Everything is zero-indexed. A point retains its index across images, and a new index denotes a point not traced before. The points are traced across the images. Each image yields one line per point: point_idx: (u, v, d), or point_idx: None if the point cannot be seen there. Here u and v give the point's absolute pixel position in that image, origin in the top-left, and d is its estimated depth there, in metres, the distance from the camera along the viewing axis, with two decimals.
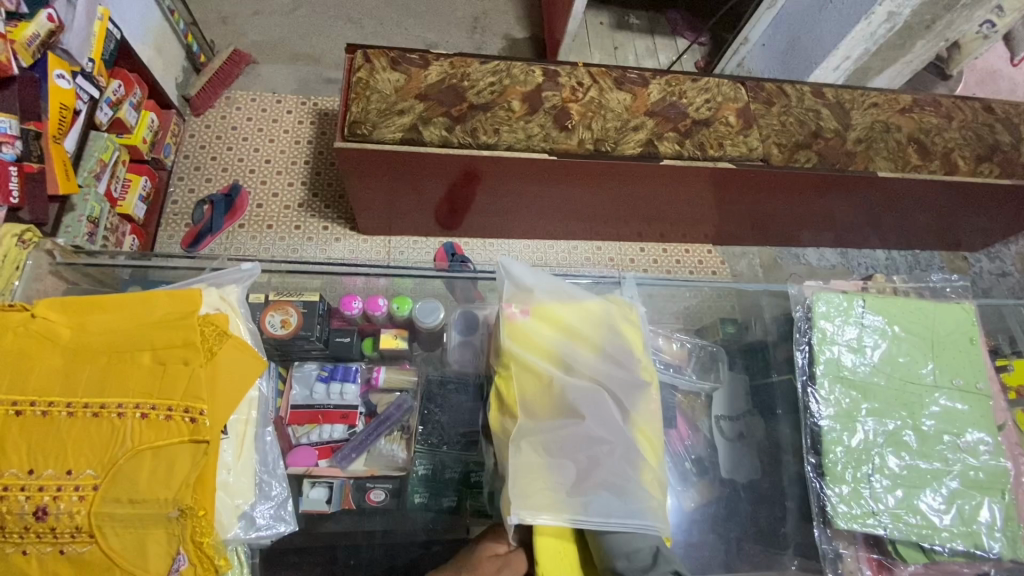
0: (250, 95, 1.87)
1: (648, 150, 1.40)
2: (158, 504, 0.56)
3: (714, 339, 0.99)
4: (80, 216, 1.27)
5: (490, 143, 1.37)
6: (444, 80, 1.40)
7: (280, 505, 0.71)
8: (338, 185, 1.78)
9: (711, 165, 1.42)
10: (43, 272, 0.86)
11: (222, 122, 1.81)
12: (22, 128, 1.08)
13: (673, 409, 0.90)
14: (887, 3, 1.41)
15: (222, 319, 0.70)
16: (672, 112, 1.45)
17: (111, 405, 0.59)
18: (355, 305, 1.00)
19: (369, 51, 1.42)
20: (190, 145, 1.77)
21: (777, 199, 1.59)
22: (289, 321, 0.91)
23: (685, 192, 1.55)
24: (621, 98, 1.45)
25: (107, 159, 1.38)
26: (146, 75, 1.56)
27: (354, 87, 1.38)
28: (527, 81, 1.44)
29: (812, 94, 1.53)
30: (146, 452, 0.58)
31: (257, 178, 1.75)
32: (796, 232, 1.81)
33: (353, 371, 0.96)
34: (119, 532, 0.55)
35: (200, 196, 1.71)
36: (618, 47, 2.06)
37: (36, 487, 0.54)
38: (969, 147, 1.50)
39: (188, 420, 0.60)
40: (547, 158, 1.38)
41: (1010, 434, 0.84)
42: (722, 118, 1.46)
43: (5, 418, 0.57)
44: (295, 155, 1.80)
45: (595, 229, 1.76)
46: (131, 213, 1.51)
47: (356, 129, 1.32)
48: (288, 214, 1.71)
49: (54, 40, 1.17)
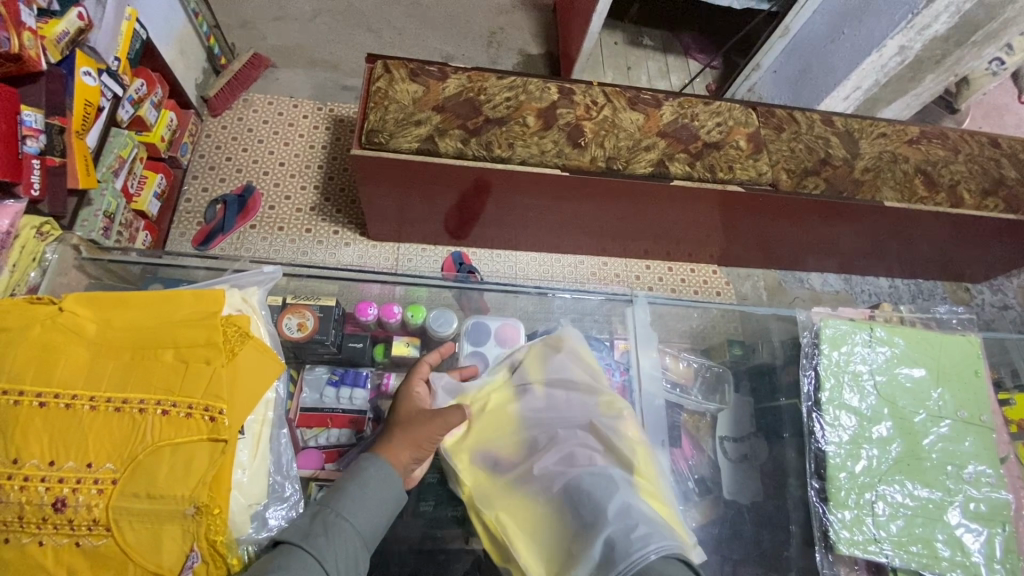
0: (267, 98, 1.89)
1: (658, 170, 1.43)
2: (174, 500, 0.57)
3: (721, 360, 1.00)
4: (97, 211, 1.28)
5: (504, 157, 1.39)
6: (461, 93, 1.43)
7: (293, 507, 0.72)
8: (351, 190, 1.80)
9: (720, 188, 1.44)
10: (68, 267, 0.88)
11: (238, 124, 1.84)
12: (47, 123, 1.09)
13: (678, 428, 0.91)
14: (898, 37, 1.44)
15: (245, 320, 0.72)
16: (683, 134, 1.47)
17: (133, 401, 0.60)
18: (370, 312, 1.01)
19: (389, 61, 1.45)
20: (207, 145, 1.79)
21: (784, 223, 1.61)
22: (305, 325, 0.93)
23: (693, 213, 1.57)
24: (634, 118, 1.48)
25: (126, 156, 1.40)
26: (168, 75, 1.58)
27: (373, 96, 1.40)
28: (542, 97, 1.46)
29: (822, 122, 1.55)
30: (166, 448, 0.59)
31: (270, 180, 1.77)
32: (801, 257, 1.82)
33: (364, 377, 0.97)
34: (135, 527, 0.56)
35: (213, 196, 1.72)
36: (631, 67, 2.10)
37: (55, 479, 0.56)
38: (975, 180, 1.53)
39: (207, 418, 0.61)
40: (559, 174, 1.40)
41: (1012, 467, 0.85)
42: (733, 142, 1.48)
43: (29, 410, 0.58)
44: (309, 159, 1.82)
45: (602, 245, 1.78)
46: (145, 210, 1.53)
47: (373, 137, 1.35)
48: (299, 217, 1.73)
49: (82, 37, 1.19)
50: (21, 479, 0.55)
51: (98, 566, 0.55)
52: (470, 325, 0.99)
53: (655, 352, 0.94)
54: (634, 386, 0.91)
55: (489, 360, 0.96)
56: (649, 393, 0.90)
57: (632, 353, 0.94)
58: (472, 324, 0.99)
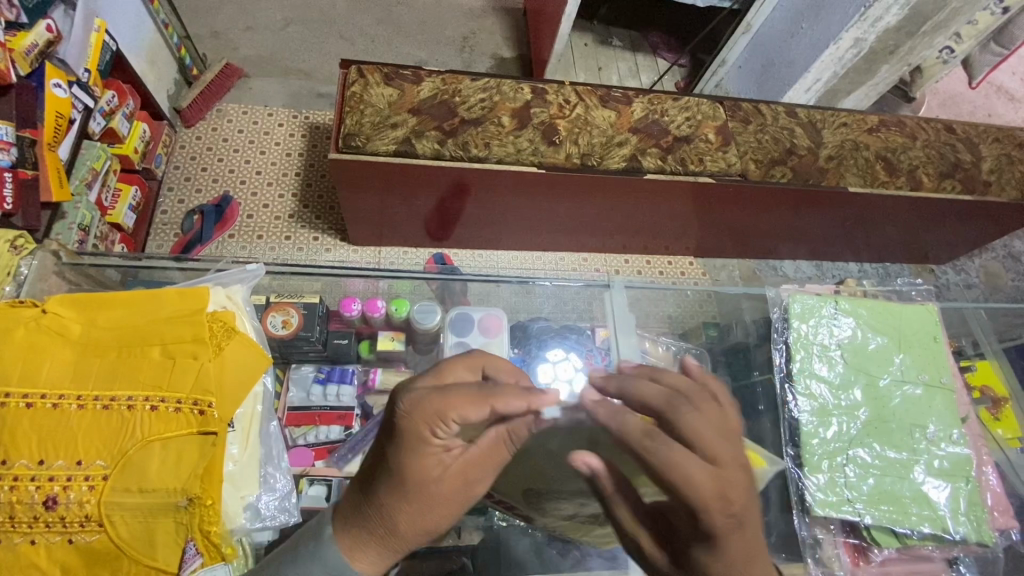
0: (242, 108, 1.89)
1: (632, 164, 1.47)
2: (167, 493, 0.60)
3: (698, 342, 1.05)
4: (71, 224, 1.28)
5: (481, 156, 1.41)
6: (436, 95, 1.45)
7: (284, 497, 0.74)
8: (330, 196, 1.80)
9: (691, 180, 1.48)
10: (48, 273, 0.87)
11: (213, 134, 1.83)
12: (18, 136, 1.09)
13: None
14: (853, 30, 1.51)
15: (231, 316, 0.73)
16: (654, 129, 1.52)
17: (120, 398, 0.63)
18: (354, 308, 1.03)
19: (363, 66, 1.47)
20: (181, 156, 1.78)
21: (754, 214, 1.67)
22: (290, 322, 0.95)
23: (666, 206, 1.62)
24: (606, 115, 1.52)
25: (99, 168, 1.39)
26: (139, 86, 1.58)
27: (348, 101, 1.42)
28: (516, 97, 1.49)
29: (786, 114, 1.61)
30: (155, 443, 0.62)
31: (247, 190, 1.77)
32: (774, 245, 1.88)
33: (350, 373, 1.01)
34: (128, 521, 0.59)
35: (190, 206, 1.72)
36: (602, 68, 2.15)
37: (46, 478, 0.58)
38: (932, 164, 1.59)
39: (197, 411, 0.64)
40: (535, 171, 1.43)
41: (972, 425, 0.90)
42: (702, 136, 1.53)
43: (16, 410, 0.60)
44: (286, 167, 1.83)
45: (581, 241, 1.82)
46: (120, 222, 1.51)
47: (350, 141, 1.36)
48: (279, 224, 1.74)
49: (51, 50, 1.19)
50: (11, 479, 0.57)
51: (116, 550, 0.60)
52: (453, 315, 1.00)
53: (635, 336, 0.93)
54: (617, 368, 0.90)
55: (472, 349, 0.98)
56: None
57: (613, 339, 0.93)
58: (455, 315, 1.00)
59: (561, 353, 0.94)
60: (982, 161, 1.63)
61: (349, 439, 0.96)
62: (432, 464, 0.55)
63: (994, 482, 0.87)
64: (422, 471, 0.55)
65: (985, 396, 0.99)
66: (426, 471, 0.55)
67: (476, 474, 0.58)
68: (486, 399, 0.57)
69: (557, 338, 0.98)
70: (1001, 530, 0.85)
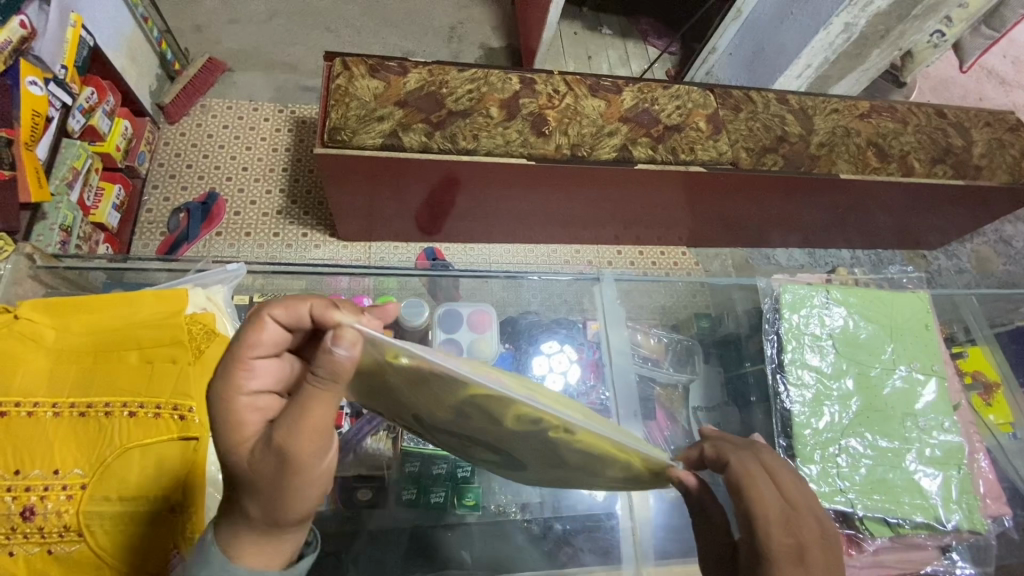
0: (226, 103, 1.86)
1: (622, 155, 1.45)
2: (148, 502, 0.60)
3: (689, 334, 1.05)
4: (52, 225, 1.26)
5: (470, 149, 1.40)
6: (423, 87, 1.43)
7: None
8: (318, 192, 1.78)
9: (683, 169, 1.47)
10: (22, 277, 0.85)
11: (197, 130, 1.80)
12: None
13: (652, 400, 0.94)
14: (843, 14, 1.50)
15: (211, 318, 0.72)
16: (644, 118, 1.50)
17: (97, 405, 0.62)
18: None
19: (348, 59, 1.44)
20: (166, 153, 1.75)
21: (745, 202, 1.66)
22: None
23: (658, 195, 1.60)
24: (596, 105, 1.50)
25: (80, 167, 1.36)
26: (120, 82, 1.54)
27: (333, 94, 1.39)
28: (504, 88, 1.47)
29: (777, 101, 1.60)
30: (135, 450, 0.61)
31: (234, 186, 1.74)
32: (766, 233, 1.88)
33: None
34: (109, 531, 0.59)
35: (176, 205, 1.69)
36: (592, 56, 2.12)
37: (23, 488, 0.58)
38: (924, 150, 1.59)
39: (177, 417, 0.63)
40: (524, 163, 1.42)
41: (964, 413, 0.91)
42: (693, 124, 1.52)
43: None
44: (272, 163, 1.80)
45: (573, 233, 1.80)
46: (104, 222, 1.48)
47: (336, 135, 1.34)
48: (266, 221, 1.71)
49: (25, 46, 1.15)
50: None
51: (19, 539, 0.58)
52: (442, 312, 0.98)
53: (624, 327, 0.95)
54: (606, 361, 0.92)
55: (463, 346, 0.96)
56: (622, 367, 0.91)
57: (603, 332, 0.95)
58: (444, 311, 0.99)
59: (556, 344, 0.97)
60: (973, 146, 1.62)
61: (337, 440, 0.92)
62: (243, 432, 0.52)
63: (986, 469, 0.87)
64: (230, 441, 0.52)
65: (978, 381, 0.99)
66: (238, 438, 0.52)
67: (285, 428, 0.49)
68: (259, 318, 0.54)
69: (546, 328, 1.00)
70: (993, 516, 0.85)
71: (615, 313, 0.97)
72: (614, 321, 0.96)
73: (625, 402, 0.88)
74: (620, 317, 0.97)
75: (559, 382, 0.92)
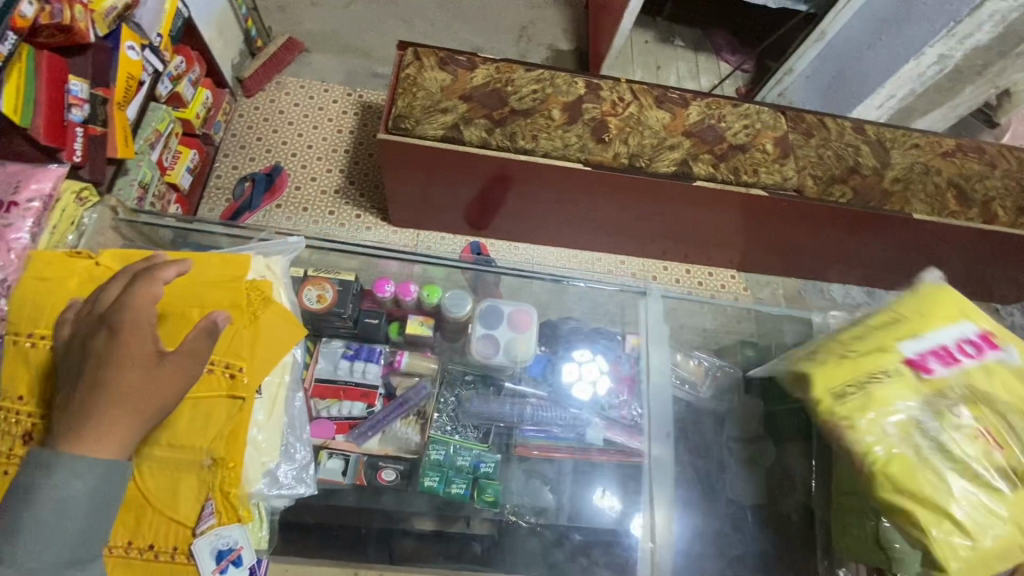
0: (300, 82, 1.94)
1: (682, 169, 1.42)
2: (193, 451, 0.66)
3: (734, 360, 1.02)
4: (133, 181, 1.34)
5: (528, 148, 1.40)
6: (489, 83, 1.45)
7: (303, 469, 0.76)
8: (375, 175, 1.83)
9: (743, 191, 1.43)
10: (104, 228, 1.03)
11: (270, 106, 1.88)
12: (91, 93, 1.16)
13: (682, 424, 0.95)
14: (937, 45, 1.41)
15: (268, 285, 0.76)
16: (709, 134, 1.47)
17: (157, 355, 0.69)
18: (387, 289, 1.05)
19: (419, 50, 1.47)
20: (239, 124, 1.84)
21: (806, 232, 1.59)
22: (324, 297, 0.98)
23: (713, 215, 1.56)
24: (660, 116, 1.48)
25: (163, 129, 1.45)
26: (207, 54, 1.64)
27: (401, 83, 1.43)
28: (569, 91, 1.47)
29: (853, 130, 1.53)
30: (188, 400, 0.68)
31: (297, 162, 1.82)
32: (824, 266, 1.80)
33: (377, 353, 1.01)
34: (155, 472, 0.65)
35: (242, 174, 1.77)
36: (661, 66, 2.09)
37: None
38: (1011, 197, 1.48)
39: (228, 375, 0.69)
40: (580, 168, 1.41)
41: None
42: (759, 146, 1.47)
43: (70, 355, 0.68)
44: (335, 143, 1.86)
45: (620, 244, 1.78)
46: (177, 183, 1.57)
47: (400, 122, 1.38)
48: (324, 199, 1.77)
49: (129, 13, 1.24)
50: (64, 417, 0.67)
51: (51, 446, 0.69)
52: (484, 307, 1.03)
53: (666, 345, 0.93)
54: (644, 377, 0.89)
55: (500, 342, 1.00)
56: (659, 385, 0.87)
57: (644, 348, 0.92)
58: (485, 306, 1.03)
59: (588, 353, 1.00)
60: None
61: (372, 417, 0.95)
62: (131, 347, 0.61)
63: None
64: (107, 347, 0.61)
65: None
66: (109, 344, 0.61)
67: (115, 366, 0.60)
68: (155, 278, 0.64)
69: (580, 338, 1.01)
70: None
71: (659, 325, 0.94)
72: (656, 335, 0.93)
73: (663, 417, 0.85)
74: (663, 331, 0.93)
75: (588, 391, 0.96)
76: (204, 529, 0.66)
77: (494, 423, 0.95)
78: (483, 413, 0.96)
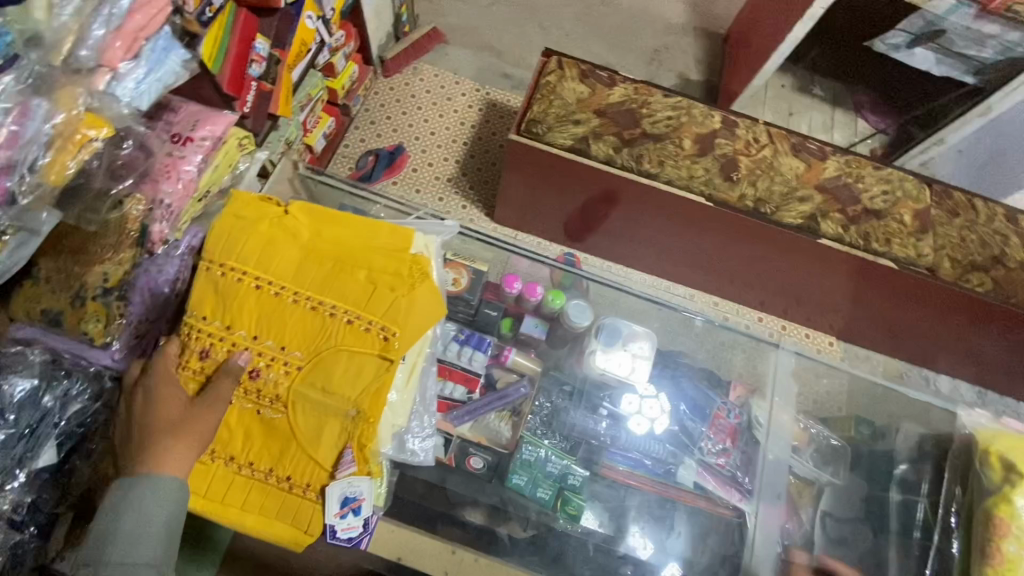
0: (435, 71, 2.02)
1: (808, 223, 1.37)
2: (342, 401, 0.75)
3: (845, 435, 1.06)
4: (280, 137, 1.41)
5: (652, 173, 1.39)
6: (625, 102, 1.45)
7: (426, 438, 0.85)
8: (488, 171, 1.88)
9: (870, 259, 1.35)
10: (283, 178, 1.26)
11: (404, 88, 1.98)
12: (270, 52, 1.25)
13: (786, 487, 0.98)
14: None
15: (426, 261, 0.83)
16: (843, 193, 1.40)
17: (326, 306, 0.78)
18: (515, 286, 1.11)
19: (563, 59, 1.50)
20: (373, 100, 1.95)
21: (928, 315, 1.48)
22: (460, 280, 1.06)
23: (829, 277, 1.49)
24: (795, 165, 1.42)
25: (313, 95, 1.56)
26: (363, 32, 1.75)
27: (541, 88, 1.46)
28: (704, 124, 1.45)
29: (1006, 217, 1.41)
30: (344, 353, 0.76)
31: (418, 146, 1.90)
32: (936, 356, 1.66)
33: (486, 343, 1.04)
34: (307, 411, 0.75)
35: (368, 147, 1.88)
36: (794, 113, 2.02)
37: (258, 352, 0.76)
38: None
39: (382, 338, 0.77)
40: (702, 202, 1.38)
41: None
42: (897, 215, 1.39)
43: (251, 289, 0.77)
44: (456, 134, 1.93)
45: (718, 285, 1.73)
46: (313, 145, 1.68)
47: (533, 126, 1.41)
48: (437, 184, 1.85)
49: None
50: (240, 344, 0.76)
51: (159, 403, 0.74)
52: (604, 322, 1.09)
53: (790, 412, 1.05)
54: (764, 437, 1.02)
55: (614, 358, 1.06)
56: (774, 449, 1.00)
57: (769, 408, 1.05)
58: (606, 322, 1.09)
59: (651, 390, 1.07)
60: None
61: (473, 403, 1.00)
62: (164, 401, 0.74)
63: None
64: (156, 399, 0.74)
65: None
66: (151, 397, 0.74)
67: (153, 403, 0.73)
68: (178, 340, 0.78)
69: (695, 381, 1.10)
70: None
71: (786, 381, 1.09)
72: (782, 393, 1.07)
73: (774, 468, 0.99)
74: (790, 388, 1.08)
75: (645, 426, 1.03)
76: (342, 474, 0.74)
77: (590, 438, 1.03)
78: (578, 425, 1.03)
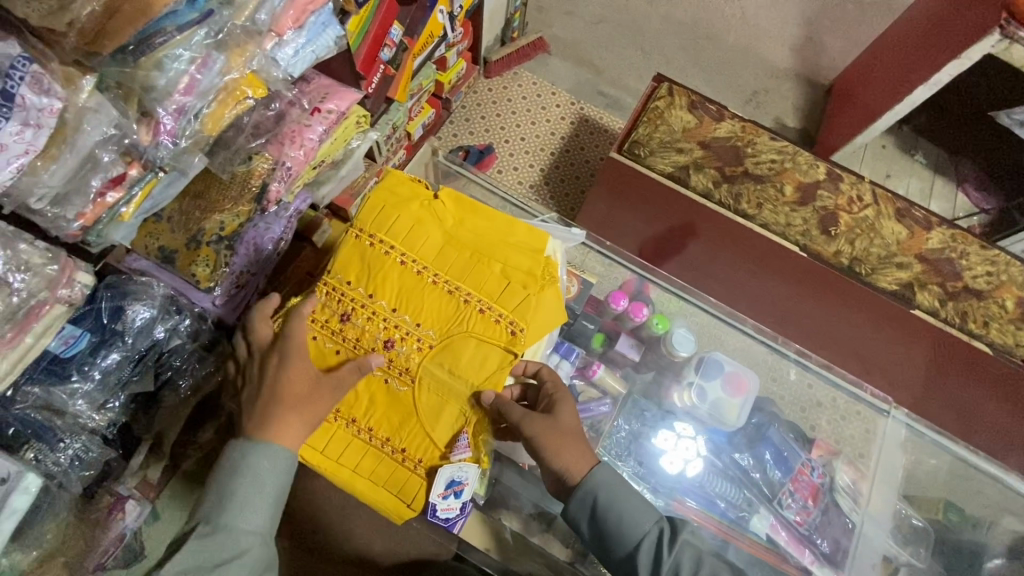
0: (534, 78, 2.06)
1: (903, 291, 1.32)
2: (465, 383, 0.82)
3: (927, 516, 1.05)
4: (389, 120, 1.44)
5: (749, 214, 1.38)
6: (730, 139, 1.44)
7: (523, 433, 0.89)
8: (573, 184, 1.91)
9: (965, 339, 1.30)
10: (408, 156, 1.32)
11: (503, 91, 2.02)
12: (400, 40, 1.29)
13: (866, 563, 0.97)
14: None
15: (555, 263, 0.89)
16: (945, 267, 1.35)
17: (461, 292, 0.85)
18: (622, 303, 1.16)
19: (674, 87, 1.50)
20: (471, 98, 1.99)
21: None
22: (570, 288, 1.10)
23: (911, 351, 1.43)
24: (897, 230, 1.38)
25: (424, 85, 1.60)
26: (477, 32, 1.80)
27: (648, 112, 1.46)
28: (808, 172, 1.42)
29: None
30: (474, 338, 0.84)
31: (508, 149, 1.94)
32: None
33: (574, 354, 1.07)
34: (432, 386, 0.82)
35: (459, 143, 1.93)
36: (890, 176, 1.96)
37: (393, 324, 0.84)
38: None
39: (509, 331, 0.84)
40: (795, 252, 1.35)
41: None
42: (999, 299, 1.33)
43: (395, 264, 0.85)
44: (547, 143, 1.96)
45: (787, 337, 1.70)
46: (412, 133, 1.72)
47: (635, 148, 1.42)
48: (520, 188, 1.88)
49: None
50: (378, 313, 0.84)
51: (293, 347, 0.82)
52: (704, 358, 1.13)
53: (892, 496, 1.06)
54: (855, 512, 1.03)
55: (710, 394, 1.10)
56: (864, 523, 1.01)
57: (868, 481, 1.08)
58: (705, 358, 1.13)
59: (693, 431, 1.07)
60: None
61: None
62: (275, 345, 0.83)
63: None
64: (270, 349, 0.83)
65: None
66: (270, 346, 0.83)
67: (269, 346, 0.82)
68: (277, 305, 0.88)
69: (788, 435, 1.11)
70: None
71: (886, 455, 1.13)
72: (880, 466, 1.11)
73: (861, 541, 0.99)
74: (891, 463, 1.12)
75: (678, 466, 1.03)
76: (456, 457, 0.81)
77: (678, 476, 1.03)
78: (663, 461, 1.04)
